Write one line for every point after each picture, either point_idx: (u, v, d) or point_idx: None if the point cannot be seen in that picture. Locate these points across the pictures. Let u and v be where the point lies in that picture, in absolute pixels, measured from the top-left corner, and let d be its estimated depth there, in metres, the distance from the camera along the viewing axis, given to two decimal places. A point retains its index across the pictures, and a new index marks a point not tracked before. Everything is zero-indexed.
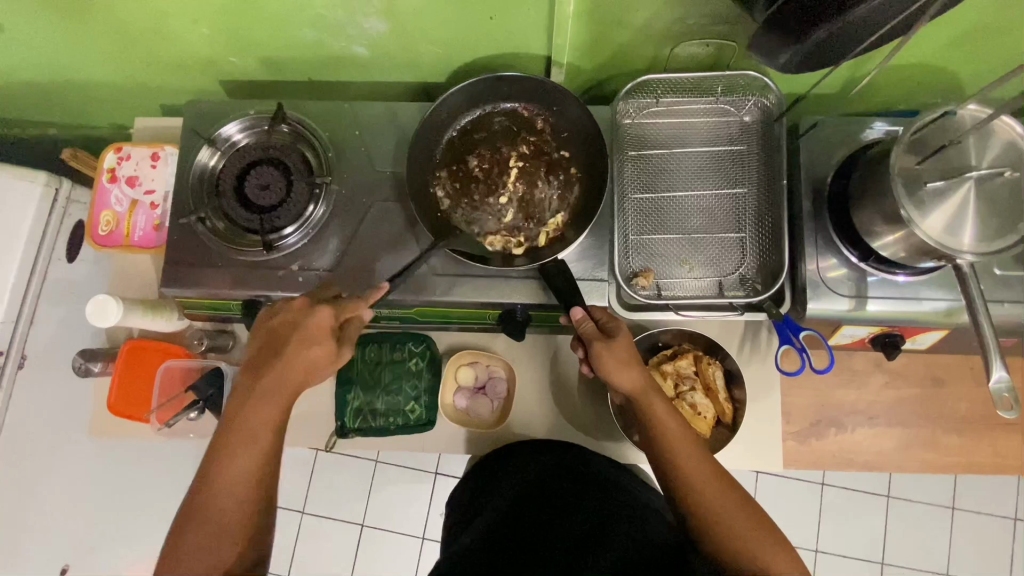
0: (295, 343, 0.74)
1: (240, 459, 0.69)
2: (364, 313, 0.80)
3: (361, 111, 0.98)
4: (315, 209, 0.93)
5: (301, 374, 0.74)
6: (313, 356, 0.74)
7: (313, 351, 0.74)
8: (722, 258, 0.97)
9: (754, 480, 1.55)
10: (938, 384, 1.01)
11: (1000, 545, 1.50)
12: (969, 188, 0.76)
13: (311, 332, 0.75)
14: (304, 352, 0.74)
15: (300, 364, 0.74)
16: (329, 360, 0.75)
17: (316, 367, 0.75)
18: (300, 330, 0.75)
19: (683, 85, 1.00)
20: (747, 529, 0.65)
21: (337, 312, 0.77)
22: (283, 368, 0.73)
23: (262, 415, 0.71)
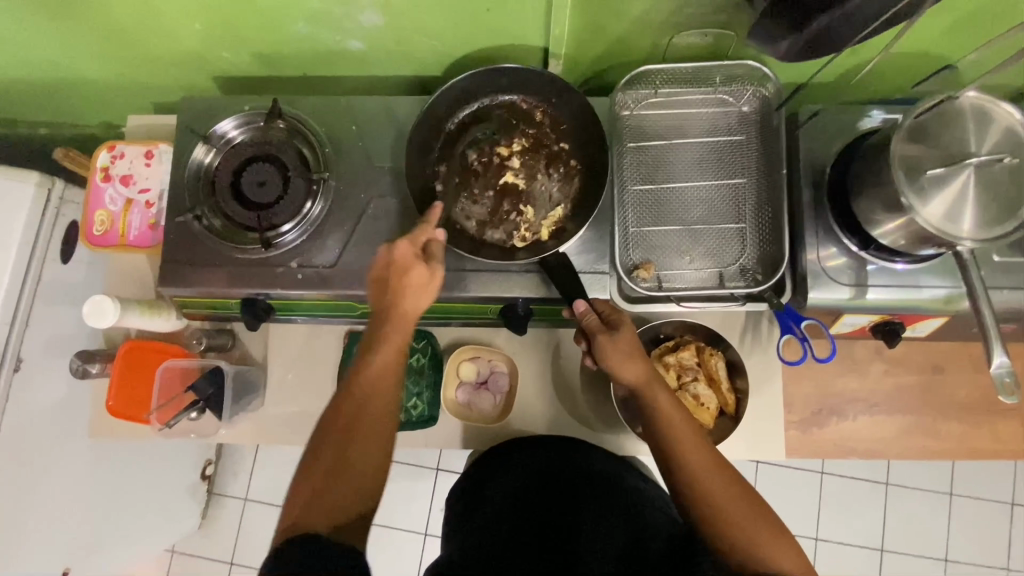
0: (396, 276, 0.76)
1: (369, 389, 0.72)
2: (437, 234, 0.79)
3: (358, 105, 0.97)
4: (313, 206, 0.92)
5: (411, 302, 0.75)
6: (413, 282, 0.75)
7: (413, 275, 0.75)
8: (722, 249, 0.97)
9: (753, 469, 1.56)
10: (937, 372, 1.01)
11: (998, 530, 1.51)
12: (969, 174, 0.76)
13: (403, 260, 0.76)
14: (405, 279, 0.75)
15: (411, 293, 0.75)
16: (427, 283, 0.76)
17: (420, 291, 0.76)
18: (394, 264, 0.76)
19: (681, 76, 0.99)
20: (761, 532, 0.65)
21: (412, 239, 0.77)
22: (396, 301, 0.75)
23: (387, 346, 0.74)
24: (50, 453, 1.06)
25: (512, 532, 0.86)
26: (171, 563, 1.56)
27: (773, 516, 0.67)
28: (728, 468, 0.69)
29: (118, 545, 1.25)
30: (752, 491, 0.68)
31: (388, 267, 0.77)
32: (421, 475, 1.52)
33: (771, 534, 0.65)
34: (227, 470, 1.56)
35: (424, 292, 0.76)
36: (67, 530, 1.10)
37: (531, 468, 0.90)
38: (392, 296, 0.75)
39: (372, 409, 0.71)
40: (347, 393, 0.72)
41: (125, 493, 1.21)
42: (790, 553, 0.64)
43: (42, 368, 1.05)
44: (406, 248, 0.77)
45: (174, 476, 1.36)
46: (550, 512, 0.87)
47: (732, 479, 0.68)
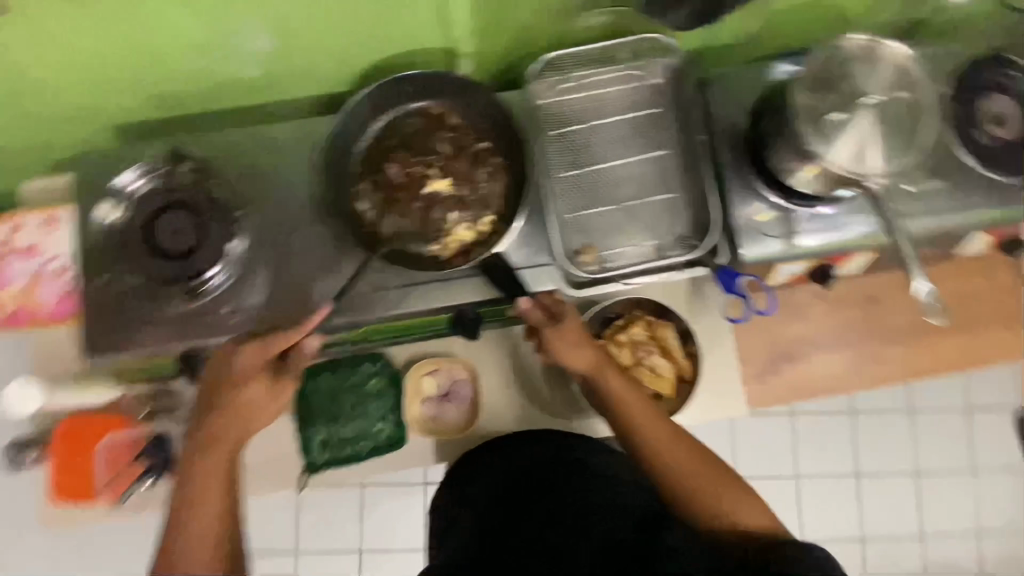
0: (236, 384, 0.77)
1: (196, 512, 0.71)
2: (301, 342, 0.80)
3: (267, 135, 0.93)
4: (235, 244, 0.89)
5: (250, 415, 0.76)
6: (250, 394, 0.77)
7: (251, 387, 0.77)
8: (657, 221, 0.98)
9: (730, 423, 1.61)
10: (875, 303, 1.06)
11: (957, 435, 1.61)
12: (866, 117, 0.80)
13: (246, 371, 0.78)
14: (244, 391, 0.77)
15: (248, 404, 0.76)
16: (271, 394, 0.78)
17: (256, 402, 0.77)
18: (234, 371, 0.78)
19: (588, 58, 1.00)
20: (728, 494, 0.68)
21: (263, 347, 0.79)
22: (228, 411, 0.76)
23: (214, 464, 0.73)
24: None
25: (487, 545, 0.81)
26: None
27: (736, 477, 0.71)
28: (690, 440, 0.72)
29: None
30: (714, 457, 0.71)
31: (227, 374, 0.78)
32: (409, 493, 1.50)
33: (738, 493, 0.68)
34: None
35: (265, 404, 0.77)
36: None
37: (501, 472, 0.88)
38: (225, 407, 0.76)
39: (204, 529, 0.71)
40: (178, 512, 0.72)
41: None
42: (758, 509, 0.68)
43: None
44: (254, 354, 0.79)
45: None
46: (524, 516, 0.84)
47: (693, 449, 0.71)
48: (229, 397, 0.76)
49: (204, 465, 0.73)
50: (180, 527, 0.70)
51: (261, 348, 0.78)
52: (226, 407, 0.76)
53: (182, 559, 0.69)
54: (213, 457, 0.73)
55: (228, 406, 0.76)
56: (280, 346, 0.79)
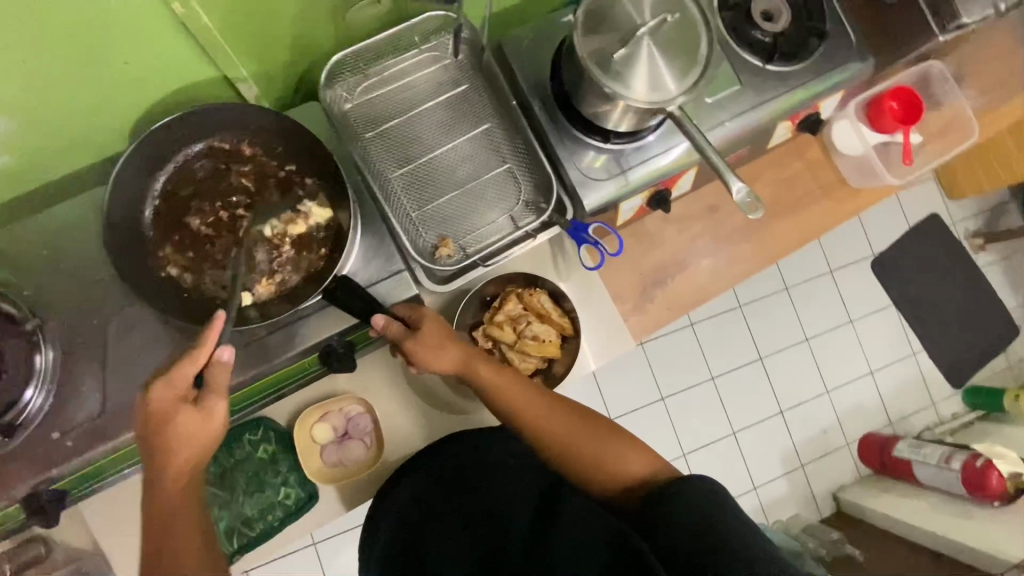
0: (160, 432, 0.65)
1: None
2: (212, 360, 0.67)
3: (40, 225, 0.80)
4: (45, 356, 0.77)
5: (186, 456, 0.65)
6: (183, 427, 0.65)
7: (179, 422, 0.65)
8: (501, 194, 0.98)
9: (642, 352, 1.70)
10: (716, 209, 1.15)
11: (826, 295, 1.82)
12: (646, 44, 0.83)
13: (163, 409, 0.66)
14: (169, 429, 0.65)
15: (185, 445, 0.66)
16: (204, 425, 0.67)
17: (195, 433, 0.66)
18: (151, 416, 0.66)
19: (380, 50, 0.96)
20: (611, 449, 0.72)
21: (169, 382, 0.66)
22: (169, 454, 0.65)
23: (175, 504, 0.65)
24: None
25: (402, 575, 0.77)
26: None
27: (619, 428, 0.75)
28: (569, 407, 0.76)
29: None
30: (596, 417, 0.75)
31: (145, 423, 0.66)
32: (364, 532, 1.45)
33: (619, 443, 0.73)
34: None
35: (199, 439, 0.66)
36: None
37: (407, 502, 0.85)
38: (162, 451, 0.65)
39: None
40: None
41: None
42: (641, 454, 0.72)
43: None
44: (165, 393, 0.66)
45: None
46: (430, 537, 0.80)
47: (573, 415, 0.75)
48: (153, 448, 0.65)
49: (164, 517, 0.64)
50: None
51: (166, 385, 0.65)
52: (160, 460, 0.65)
53: None
54: (164, 511, 0.64)
55: (161, 460, 0.65)
56: (188, 372, 0.66)
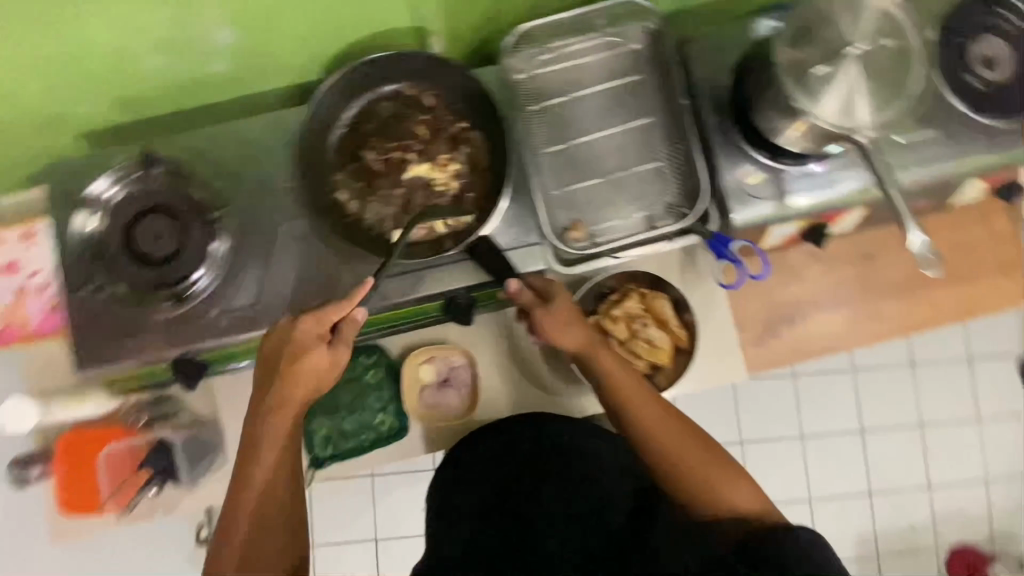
0: (290, 358, 0.73)
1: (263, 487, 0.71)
2: (352, 314, 0.75)
3: (241, 132, 0.91)
4: (219, 246, 0.88)
5: (305, 391, 0.73)
6: (313, 364, 0.73)
7: (311, 358, 0.73)
8: (645, 191, 0.96)
9: (732, 390, 1.61)
10: (870, 258, 1.06)
11: (959, 385, 1.62)
12: (852, 64, 0.75)
13: (304, 341, 0.74)
14: (301, 362, 0.73)
15: (309, 378, 0.73)
16: (328, 368, 0.74)
17: (317, 375, 0.73)
18: (291, 344, 0.74)
19: (565, 27, 0.97)
20: (720, 476, 0.69)
21: (318, 319, 0.74)
22: (289, 382, 0.73)
23: (279, 429, 0.73)
24: None
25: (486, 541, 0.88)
26: None
27: (732, 459, 0.71)
28: (687, 423, 0.72)
29: None
30: (710, 441, 0.71)
31: (285, 347, 0.74)
32: (420, 479, 1.53)
33: (730, 474, 0.69)
34: None
35: (320, 380, 0.74)
36: None
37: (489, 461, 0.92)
38: (287, 378, 0.73)
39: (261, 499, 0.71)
40: (240, 482, 0.72)
41: None
42: (750, 492, 0.68)
43: None
44: (309, 327, 0.74)
45: None
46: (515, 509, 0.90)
47: (688, 431, 0.71)
48: (282, 370, 0.73)
49: (267, 436, 0.72)
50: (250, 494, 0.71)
51: (314, 321, 0.73)
52: (284, 383, 0.73)
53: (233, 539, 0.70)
54: (270, 431, 0.72)
55: (285, 386, 0.72)
56: (333, 318, 0.74)
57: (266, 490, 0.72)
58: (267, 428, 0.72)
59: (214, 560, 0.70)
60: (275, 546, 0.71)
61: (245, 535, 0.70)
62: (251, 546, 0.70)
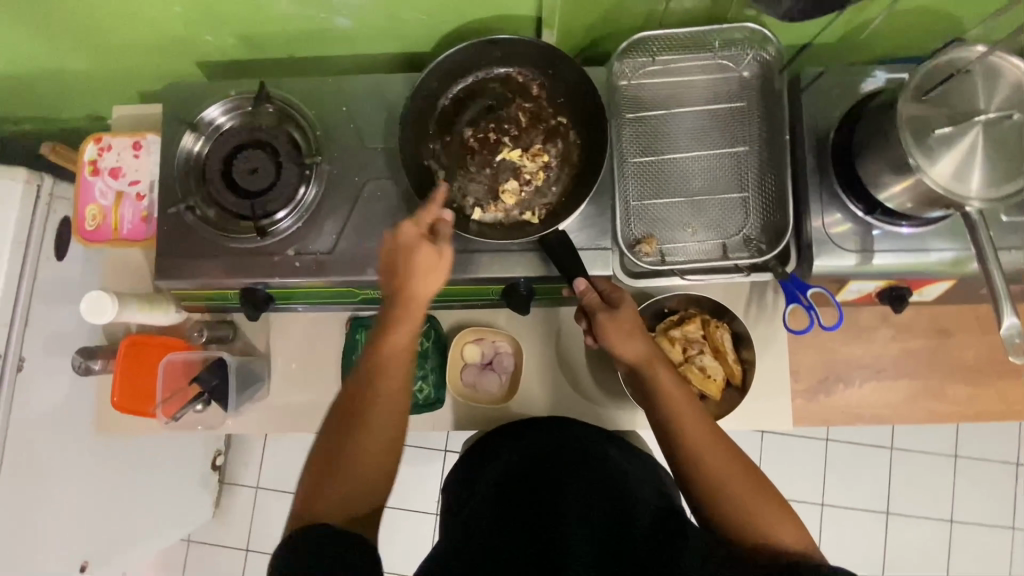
0: (402, 257, 0.75)
1: (385, 370, 0.72)
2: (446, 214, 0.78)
3: (351, 89, 0.94)
4: (307, 191, 0.91)
5: (422, 283, 0.74)
6: (422, 257, 0.74)
7: (420, 254, 0.75)
8: (726, 219, 0.94)
9: (759, 440, 1.56)
10: (945, 334, 1.02)
11: (1004, 489, 1.52)
12: (978, 132, 0.72)
13: (408, 240, 0.75)
14: (412, 255, 0.74)
15: (423, 274, 0.75)
16: (434, 263, 0.75)
17: (427, 268, 0.75)
18: (396, 244, 0.76)
19: (679, 42, 0.96)
20: (762, 507, 0.69)
21: (418, 220, 0.76)
22: (409, 274, 0.74)
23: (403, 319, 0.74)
24: (66, 453, 1.07)
25: (494, 530, 0.78)
26: (188, 553, 1.62)
27: (774, 492, 0.72)
28: (735, 451, 0.73)
29: (138, 541, 1.26)
30: (755, 470, 0.72)
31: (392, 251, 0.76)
32: (432, 455, 1.56)
33: (772, 507, 0.70)
34: (237, 460, 1.62)
35: (433, 272, 0.75)
36: (76, 528, 1.10)
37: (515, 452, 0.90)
38: (405, 271, 0.74)
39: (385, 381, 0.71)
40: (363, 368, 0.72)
41: (136, 490, 1.21)
42: (791, 527, 0.68)
43: (45, 368, 1.04)
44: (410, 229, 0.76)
45: (184, 469, 1.38)
46: (531, 499, 0.82)
47: (735, 456, 0.73)
48: (400, 263, 0.75)
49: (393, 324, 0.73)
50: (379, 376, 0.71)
51: (415, 220, 0.76)
52: (402, 277, 0.74)
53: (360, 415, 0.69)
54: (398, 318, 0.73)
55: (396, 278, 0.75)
56: (432, 217, 0.77)
57: (388, 374, 0.71)
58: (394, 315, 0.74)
59: (321, 452, 0.69)
60: (384, 438, 0.70)
61: (370, 412, 0.70)
62: (358, 443, 0.68)
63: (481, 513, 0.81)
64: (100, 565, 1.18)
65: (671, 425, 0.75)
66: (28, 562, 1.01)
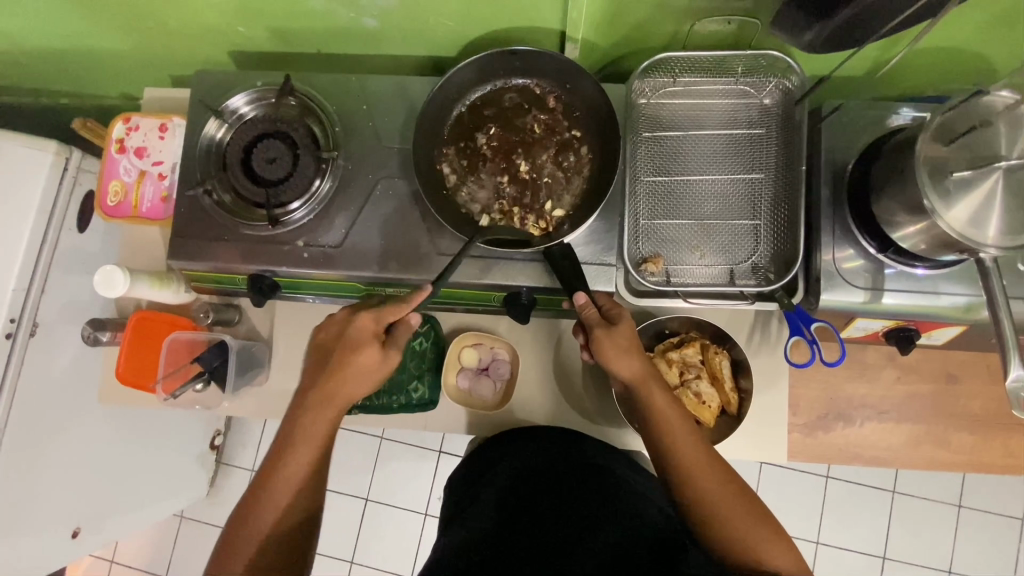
0: (349, 351, 0.82)
1: (303, 452, 0.79)
2: (408, 317, 0.84)
3: (372, 88, 0.96)
4: (322, 184, 0.92)
5: (358, 382, 0.82)
6: (364, 360, 0.81)
7: (363, 355, 0.81)
8: (734, 246, 0.94)
9: (756, 470, 1.54)
10: (953, 381, 0.99)
11: (1007, 546, 1.48)
12: (998, 178, 0.70)
13: (359, 338, 0.82)
14: (354, 356, 0.81)
15: (359, 372, 0.82)
16: (378, 362, 0.82)
17: (367, 370, 0.82)
18: (347, 341, 0.82)
19: (701, 64, 0.95)
20: (755, 530, 0.70)
21: (376, 317, 0.82)
22: (342, 373, 0.81)
23: (326, 409, 0.81)
24: (68, 418, 1.10)
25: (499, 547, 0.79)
26: (179, 528, 1.65)
27: (770, 516, 0.71)
28: (730, 475, 0.73)
29: (130, 512, 1.28)
30: (750, 494, 0.72)
31: (343, 341, 0.83)
32: (426, 456, 1.57)
33: (767, 534, 0.70)
34: (236, 441, 1.65)
35: (372, 372, 0.83)
36: (72, 494, 1.12)
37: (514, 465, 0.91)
38: (339, 368, 0.82)
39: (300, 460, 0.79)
40: (290, 439, 0.80)
41: (131, 463, 1.24)
42: (786, 554, 0.69)
43: (56, 335, 1.07)
44: (367, 324, 0.82)
45: (183, 445, 1.41)
46: (535, 519, 0.82)
47: (730, 480, 0.73)
48: (340, 357, 0.82)
49: (317, 412, 0.81)
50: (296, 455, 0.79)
51: (370, 319, 0.82)
52: (338, 374, 0.82)
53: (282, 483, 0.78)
54: (324, 408, 0.81)
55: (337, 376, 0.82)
56: (386, 319, 0.82)
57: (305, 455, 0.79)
58: (323, 400, 0.82)
59: (245, 507, 0.78)
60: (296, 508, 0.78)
61: (286, 483, 0.78)
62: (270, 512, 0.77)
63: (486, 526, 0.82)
64: (92, 532, 1.19)
65: (666, 446, 0.75)
66: (21, 526, 1.03)
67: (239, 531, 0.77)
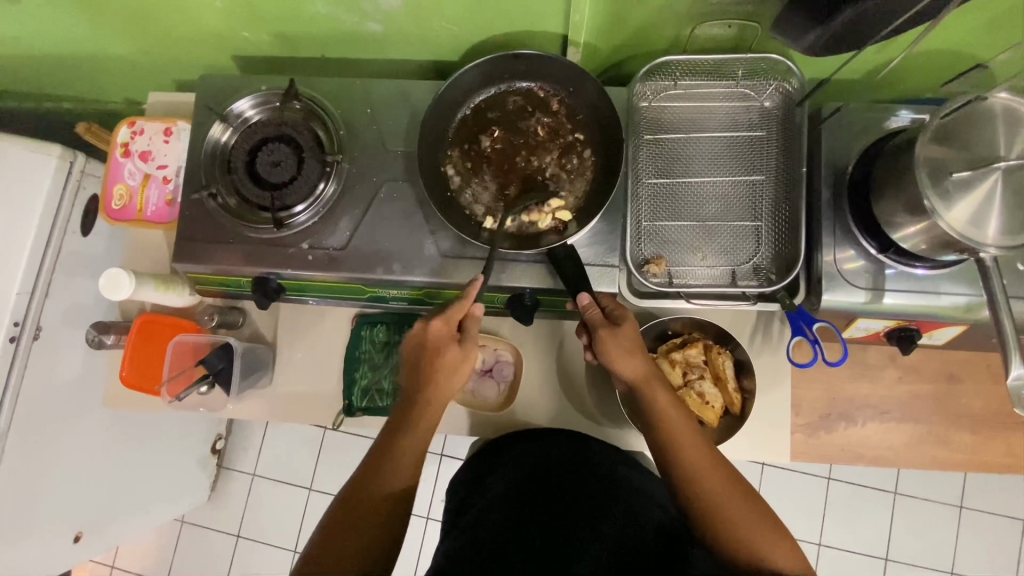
0: (430, 359, 0.80)
1: (403, 451, 0.77)
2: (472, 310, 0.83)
3: (376, 92, 0.97)
4: (326, 187, 0.93)
5: (446, 383, 0.80)
6: (449, 359, 0.80)
7: (447, 355, 0.80)
8: (736, 248, 0.94)
9: (759, 472, 1.54)
10: (954, 381, 1.00)
11: (1010, 547, 1.48)
12: (997, 179, 0.71)
13: (438, 341, 0.80)
14: (439, 358, 0.80)
15: (446, 376, 0.80)
16: (462, 362, 0.81)
17: (452, 371, 0.80)
18: (428, 345, 0.81)
19: (702, 67, 0.97)
20: (757, 526, 0.69)
21: (448, 318, 0.81)
22: (433, 376, 0.80)
23: (424, 412, 0.79)
24: (71, 423, 1.10)
25: (506, 537, 0.79)
26: (181, 533, 1.64)
27: (772, 516, 0.71)
28: (733, 475, 0.73)
29: (131, 517, 1.27)
30: (753, 494, 0.72)
31: (421, 349, 0.81)
32: (429, 459, 1.57)
33: (770, 531, 0.69)
34: (237, 445, 1.64)
35: (458, 372, 0.81)
36: (74, 498, 1.11)
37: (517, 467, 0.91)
38: (427, 373, 0.80)
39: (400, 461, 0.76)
40: (387, 443, 0.78)
41: (134, 466, 1.23)
42: (789, 554, 0.68)
43: (59, 339, 1.07)
44: (439, 328, 0.81)
45: (185, 450, 1.40)
46: (542, 508, 0.84)
47: (734, 481, 0.73)
48: (424, 358, 0.80)
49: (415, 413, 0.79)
50: (396, 456, 0.76)
51: (444, 321, 0.80)
52: (427, 378, 0.80)
53: (382, 482, 0.74)
54: (420, 409, 0.79)
55: (426, 381, 0.80)
56: (459, 317, 0.81)
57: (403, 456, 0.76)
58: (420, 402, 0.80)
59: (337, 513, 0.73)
60: (394, 512, 0.73)
61: (386, 484, 0.74)
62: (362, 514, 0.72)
63: (489, 519, 0.82)
64: (94, 537, 1.19)
65: (669, 445, 0.76)
66: (23, 531, 1.03)
67: (332, 537, 0.70)
